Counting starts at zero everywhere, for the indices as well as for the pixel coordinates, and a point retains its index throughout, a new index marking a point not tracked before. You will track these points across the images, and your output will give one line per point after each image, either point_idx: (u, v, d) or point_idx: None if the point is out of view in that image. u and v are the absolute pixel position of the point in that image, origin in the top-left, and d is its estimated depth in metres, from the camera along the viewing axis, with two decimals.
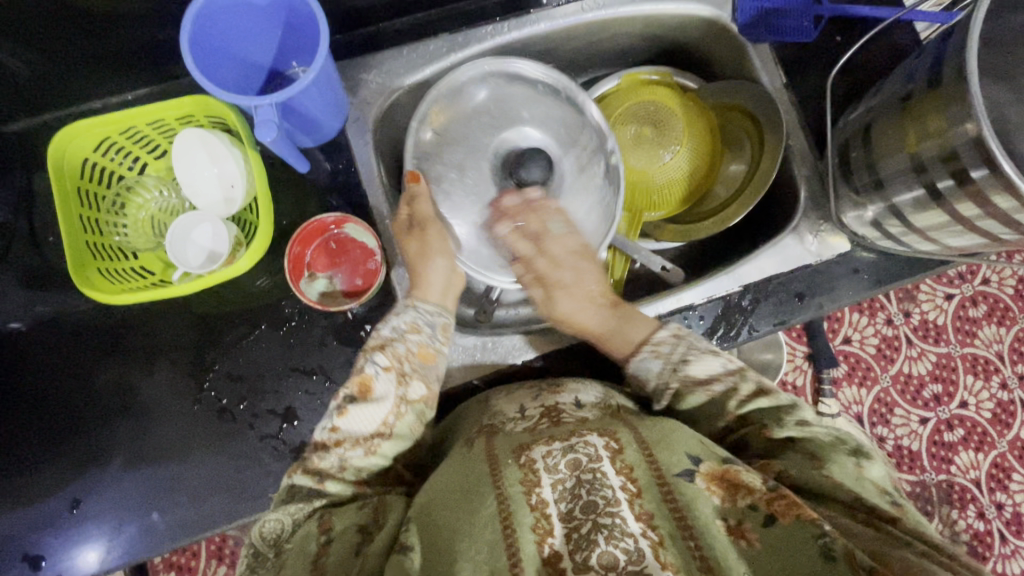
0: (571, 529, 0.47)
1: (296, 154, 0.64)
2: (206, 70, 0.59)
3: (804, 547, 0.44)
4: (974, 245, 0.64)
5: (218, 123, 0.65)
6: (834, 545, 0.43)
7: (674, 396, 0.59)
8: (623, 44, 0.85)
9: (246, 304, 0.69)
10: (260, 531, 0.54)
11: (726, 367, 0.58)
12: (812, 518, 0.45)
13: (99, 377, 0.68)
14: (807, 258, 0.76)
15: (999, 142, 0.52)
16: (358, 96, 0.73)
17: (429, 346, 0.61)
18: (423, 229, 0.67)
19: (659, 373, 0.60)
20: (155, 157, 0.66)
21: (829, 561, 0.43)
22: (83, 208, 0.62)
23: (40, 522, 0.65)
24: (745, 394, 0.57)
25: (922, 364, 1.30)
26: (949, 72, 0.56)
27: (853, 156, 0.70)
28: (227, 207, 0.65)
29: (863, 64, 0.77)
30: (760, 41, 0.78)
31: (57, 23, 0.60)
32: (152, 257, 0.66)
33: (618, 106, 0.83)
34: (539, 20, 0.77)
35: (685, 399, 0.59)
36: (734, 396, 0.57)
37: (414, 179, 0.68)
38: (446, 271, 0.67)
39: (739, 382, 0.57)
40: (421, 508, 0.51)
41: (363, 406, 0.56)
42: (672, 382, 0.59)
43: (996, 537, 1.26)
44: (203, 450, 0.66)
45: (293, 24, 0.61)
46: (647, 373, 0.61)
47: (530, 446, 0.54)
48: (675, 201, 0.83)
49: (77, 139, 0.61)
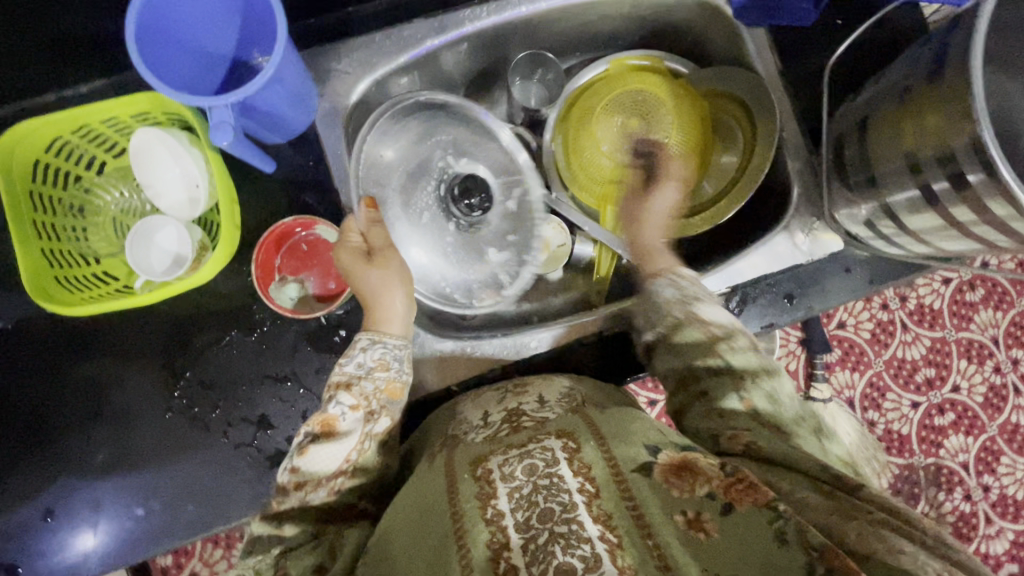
0: (527, 540, 0.46)
1: (258, 154, 0.61)
2: (157, 66, 0.55)
3: (761, 539, 0.44)
4: (968, 249, 0.61)
5: (176, 120, 0.62)
6: (788, 526, 0.44)
7: (670, 327, 0.61)
8: (611, 27, 0.80)
9: (215, 310, 0.67)
10: None
11: (733, 321, 0.61)
12: (767, 501, 0.46)
13: (68, 386, 0.66)
14: (798, 257, 0.73)
15: (999, 145, 0.49)
16: (328, 87, 0.69)
17: (397, 381, 0.59)
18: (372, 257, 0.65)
19: (671, 299, 0.62)
20: (113, 156, 0.63)
21: (783, 543, 0.43)
22: (37, 213, 0.59)
23: (15, 531, 0.64)
24: (737, 347, 0.58)
25: (916, 348, 1.29)
26: (953, 66, 0.52)
27: (848, 152, 0.67)
28: (191, 208, 0.62)
29: (865, 48, 0.73)
30: (751, 26, 0.73)
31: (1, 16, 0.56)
32: (114, 262, 0.63)
33: (605, 95, 0.79)
34: (520, 3, 0.72)
35: (682, 331, 0.60)
36: (726, 342, 0.58)
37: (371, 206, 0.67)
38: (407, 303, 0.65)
39: (734, 334, 0.59)
40: (383, 529, 0.52)
41: (326, 445, 0.55)
42: (676, 312, 0.61)
43: (981, 518, 1.27)
44: (177, 459, 0.65)
45: (252, 14, 0.57)
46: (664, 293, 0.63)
47: (486, 456, 0.53)
48: None
49: (25, 141, 0.57)
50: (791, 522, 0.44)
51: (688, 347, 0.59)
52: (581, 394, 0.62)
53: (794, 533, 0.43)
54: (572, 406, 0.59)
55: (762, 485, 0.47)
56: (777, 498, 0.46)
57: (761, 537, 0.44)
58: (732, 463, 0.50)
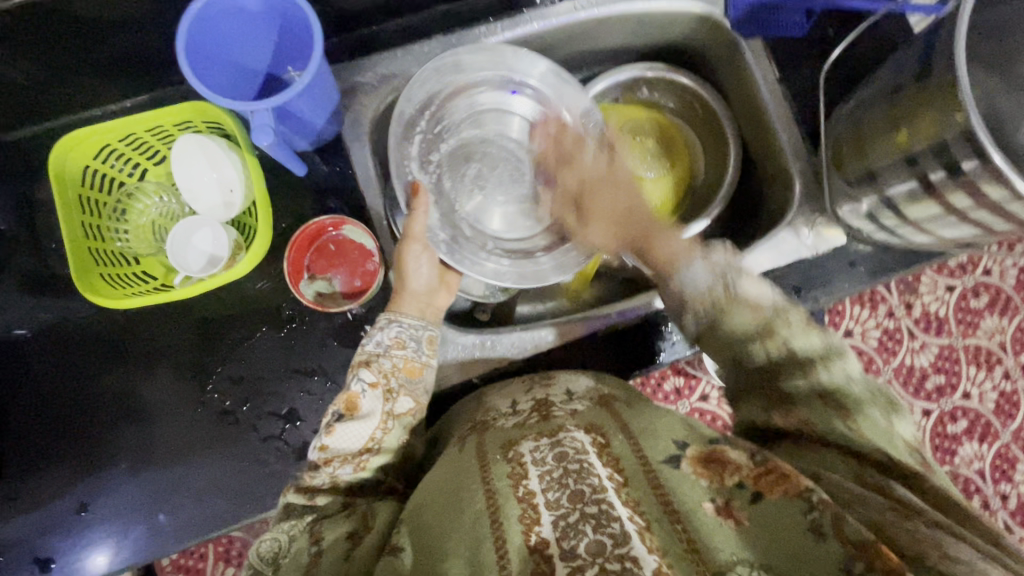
0: (559, 518, 0.46)
1: (293, 158, 0.65)
2: (201, 74, 0.60)
3: (794, 524, 0.43)
4: (968, 236, 0.64)
5: (215, 129, 0.67)
6: (824, 520, 0.42)
7: (718, 312, 0.58)
8: (617, 42, 0.85)
9: (246, 309, 0.70)
10: (258, 552, 0.53)
11: (775, 293, 0.57)
12: (800, 493, 0.45)
13: (104, 383, 0.69)
14: (803, 251, 0.75)
15: (988, 132, 0.53)
16: (353, 97, 0.74)
17: (414, 360, 0.63)
18: (404, 244, 0.68)
19: (708, 284, 0.61)
20: (154, 164, 0.68)
21: (819, 536, 0.42)
22: (85, 215, 0.64)
23: (50, 526, 0.66)
24: (794, 325, 0.54)
25: (924, 356, 1.30)
26: (938, 64, 0.56)
27: (846, 150, 0.70)
28: (227, 211, 0.67)
29: (854, 57, 0.78)
30: (749, 37, 0.79)
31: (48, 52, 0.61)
32: (153, 262, 0.67)
33: (617, 120, 0.88)
34: (532, 20, 0.77)
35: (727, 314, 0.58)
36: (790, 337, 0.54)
37: (416, 192, 0.67)
38: (431, 289, 0.69)
39: (787, 310, 0.56)
40: (414, 507, 0.52)
41: (350, 424, 0.57)
42: (717, 293, 0.59)
43: (1001, 527, 1.26)
44: (208, 454, 0.67)
45: (288, 30, 0.62)
46: (693, 283, 0.62)
47: (517, 442, 0.55)
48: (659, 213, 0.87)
49: (76, 149, 0.62)
50: (826, 513, 0.43)
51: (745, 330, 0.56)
52: (608, 390, 0.63)
53: (831, 524, 0.42)
54: (598, 399, 0.60)
55: (795, 477, 0.46)
56: (809, 489, 0.45)
57: (794, 526, 0.43)
58: (763, 455, 0.49)
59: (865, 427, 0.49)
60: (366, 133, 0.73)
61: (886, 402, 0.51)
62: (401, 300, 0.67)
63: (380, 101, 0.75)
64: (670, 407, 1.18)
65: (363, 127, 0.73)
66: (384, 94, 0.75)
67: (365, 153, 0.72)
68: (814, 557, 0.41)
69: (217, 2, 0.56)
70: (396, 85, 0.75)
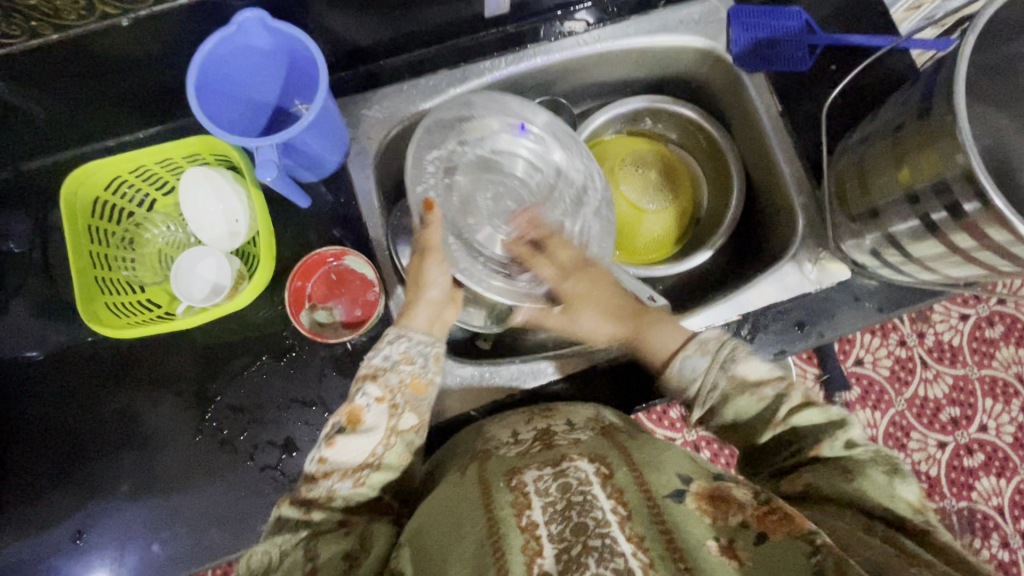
0: (561, 551, 0.45)
1: (296, 190, 0.66)
2: (211, 110, 0.62)
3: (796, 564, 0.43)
4: (974, 275, 0.63)
5: (222, 161, 0.69)
6: (826, 560, 0.43)
7: (719, 399, 0.58)
8: (621, 75, 0.86)
9: (247, 337, 0.71)
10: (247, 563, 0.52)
11: (772, 371, 0.58)
12: (805, 534, 0.45)
13: (106, 408, 0.70)
14: (805, 286, 0.75)
15: (989, 175, 0.52)
16: (358, 130, 0.75)
17: (421, 376, 0.60)
18: (424, 256, 0.66)
19: (706, 370, 0.59)
20: (163, 194, 0.71)
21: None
22: (94, 245, 0.66)
23: (46, 551, 0.66)
24: (796, 405, 0.56)
25: (938, 387, 1.27)
26: (938, 105, 0.56)
27: (848, 186, 0.70)
28: (231, 240, 0.68)
29: (859, 92, 0.78)
30: (752, 71, 0.79)
31: (64, 88, 0.62)
32: (158, 290, 0.69)
33: (620, 150, 0.88)
34: (536, 54, 0.79)
35: (730, 403, 0.57)
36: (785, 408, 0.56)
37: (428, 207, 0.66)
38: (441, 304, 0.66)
39: (787, 390, 0.57)
40: (412, 532, 0.52)
41: (352, 438, 0.56)
42: (720, 382, 0.58)
43: (1022, 567, 1.22)
44: (205, 481, 0.67)
45: (297, 67, 0.64)
46: (692, 371, 0.60)
47: (521, 470, 0.53)
48: (661, 248, 0.87)
49: (87, 181, 0.65)
50: (829, 555, 0.43)
51: (750, 416, 0.57)
52: (609, 420, 0.62)
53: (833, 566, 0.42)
54: (601, 430, 0.59)
55: (799, 518, 0.47)
56: (814, 531, 0.45)
57: (796, 566, 0.43)
58: (768, 495, 0.50)
59: (868, 486, 0.51)
60: (369, 165, 0.75)
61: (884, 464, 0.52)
62: (411, 316, 0.64)
63: (385, 133, 0.76)
64: (676, 435, 1.15)
65: (367, 160, 0.75)
66: (389, 127, 0.76)
67: (370, 187, 0.74)
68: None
69: (230, 43, 0.58)
70: (401, 117, 0.77)
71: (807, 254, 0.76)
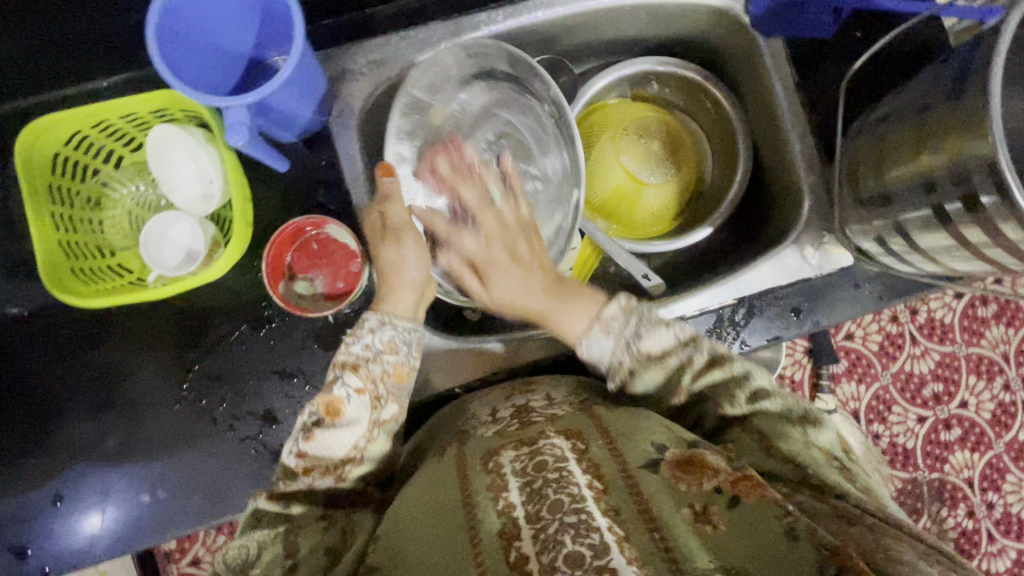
0: (537, 530, 0.44)
1: (270, 153, 0.62)
2: (178, 64, 0.56)
3: (771, 528, 0.43)
4: (978, 270, 0.60)
5: (191, 117, 0.65)
6: (798, 523, 0.43)
7: (629, 374, 0.56)
8: (628, 34, 0.80)
9: (225, 304, 0.68)
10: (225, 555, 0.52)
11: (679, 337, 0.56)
12: (776, 499, 0.45)
13: (80, 372, 0.68)
14: (805, 271, 0.72)
15: (1015, 168, 0.49)
16: (341, 86, 0.69)
17: (405, 366, 0.56)
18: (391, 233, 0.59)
19: (613, 353, 0.56)
20: (130, 151, 0.67)
21: (792, 539, 0.42)
22: (56, 205, 0.62)
23: (28, 513, 0.66)
24: (699, 368, 0.56)
25: (924, 362, 1.27)
26: (969, 87, 0.52)
27: (861, 168, 0.66)
28: (205, 203, 0.64)
29: (880, 63, 0.72)
30: (769, 35, 0.73)
31: None
32: (129, 255, 0.66)
33: (623, 116, 0.82)
34: (536, 7, 0.72)
35: (641, 379, 0.57)
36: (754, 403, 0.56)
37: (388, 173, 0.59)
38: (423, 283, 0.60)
39: (687, 351, 0.56)
40: (394, 517, 0.51)
41: (332, 432, 0.53)
42: (625, 360, 0.56)
43: (984, 536, 1.26)
44: (185, 447, 0.66)
45: (272, 12, 0.58)
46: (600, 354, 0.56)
47: (497, 451, 0.52)
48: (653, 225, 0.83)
49: (43, 135, 0.60)
50: (799, 519, 0.43)
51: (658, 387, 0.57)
52: (588, 392, 0.61)
53: (804, 529, 0.42)
54: (579, 404, 0.58)
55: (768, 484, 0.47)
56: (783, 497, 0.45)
57: (771, 530, 0.43)
58: (739, 462, 0.49)
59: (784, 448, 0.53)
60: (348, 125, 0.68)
61: (842, 461, 0.53)
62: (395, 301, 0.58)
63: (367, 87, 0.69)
64: None
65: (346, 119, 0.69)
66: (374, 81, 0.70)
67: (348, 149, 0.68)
68: (791, 562, 0.41)
69: None
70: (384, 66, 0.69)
71: (805, 236, 0.72)
